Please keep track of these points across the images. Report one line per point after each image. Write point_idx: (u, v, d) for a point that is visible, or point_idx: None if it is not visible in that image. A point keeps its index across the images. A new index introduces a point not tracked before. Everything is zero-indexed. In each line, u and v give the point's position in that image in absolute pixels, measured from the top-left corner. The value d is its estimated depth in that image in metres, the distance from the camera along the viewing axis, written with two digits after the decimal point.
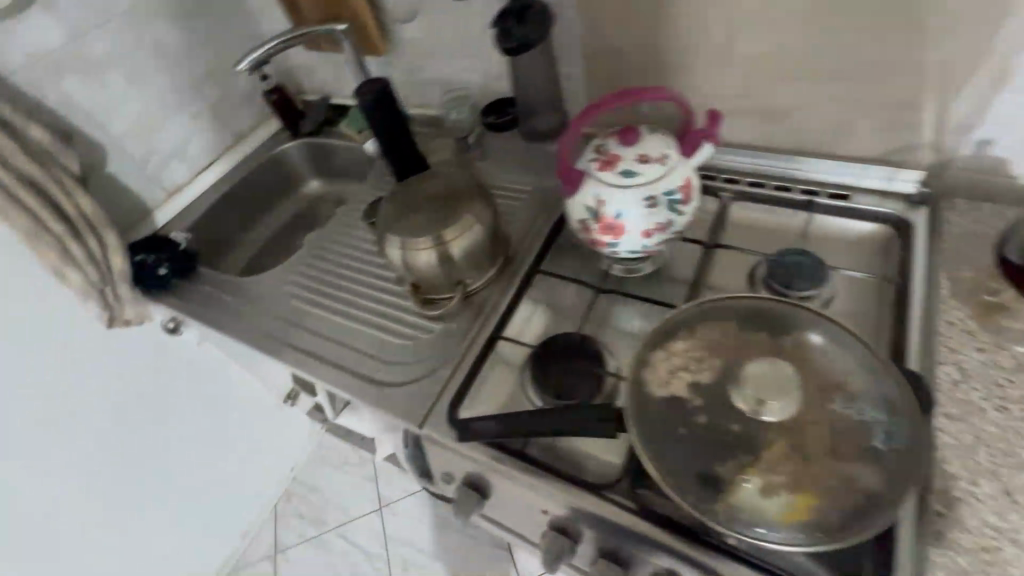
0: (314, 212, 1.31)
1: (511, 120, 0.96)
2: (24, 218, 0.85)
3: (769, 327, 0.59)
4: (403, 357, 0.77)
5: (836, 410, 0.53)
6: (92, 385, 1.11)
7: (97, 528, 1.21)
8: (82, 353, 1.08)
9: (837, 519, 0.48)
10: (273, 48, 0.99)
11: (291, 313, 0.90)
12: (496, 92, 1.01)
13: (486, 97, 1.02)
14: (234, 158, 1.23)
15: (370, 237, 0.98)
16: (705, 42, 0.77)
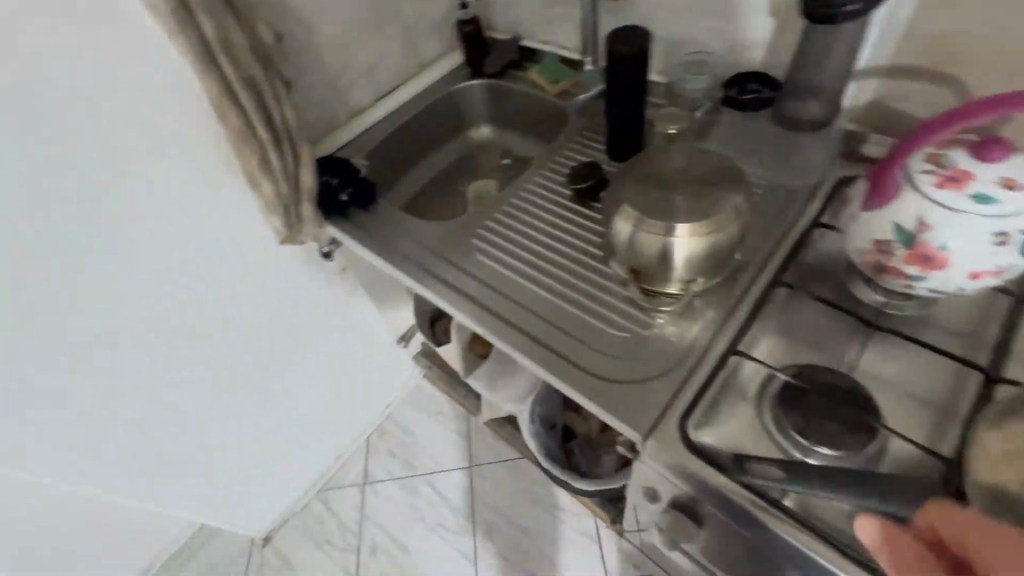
0: (479, 159, 1.24)
1: (754, 99, 0.85)
2: (237, 119, 0.82)
3: None
4: (616, 352, 0.71)
5: None
6: (227, 311, 1.10)
7: (233, 428, 1.26)
8: (223, 278, 1.06)
9: None
10: None
11: (480, 270, 0.86)
12: (742, 63, 0.87)
13: (727, 67, 0.89)
14: (415, 89, 1.17)
15: (565, 201, 0.90)
16: None
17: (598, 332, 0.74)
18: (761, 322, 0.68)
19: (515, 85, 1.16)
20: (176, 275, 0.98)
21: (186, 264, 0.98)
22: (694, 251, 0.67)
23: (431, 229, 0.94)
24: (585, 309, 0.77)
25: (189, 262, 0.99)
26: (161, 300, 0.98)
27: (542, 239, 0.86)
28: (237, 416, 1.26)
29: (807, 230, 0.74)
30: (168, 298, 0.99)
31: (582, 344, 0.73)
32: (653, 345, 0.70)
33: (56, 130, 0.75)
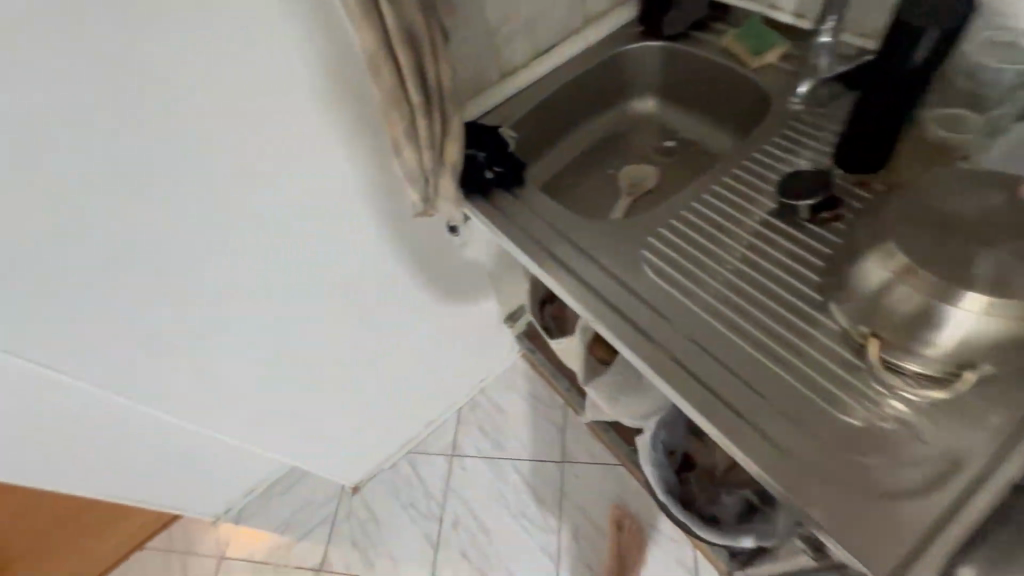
0: (636, 136, 1.06)
1: None
2: (391, 78, 0.71)
3: None
4: (837, 440, 0.56)
5: None
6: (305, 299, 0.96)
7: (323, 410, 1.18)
8: (302, 263, 0.91)
9: None
10: None
11: (647, 290, 0.70)
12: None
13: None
14: (576, 48, 1.00)
15: (763, 215, 0.72)
16: None
17: (808, 406, 0.59)
18: None
19: (700, 48, 0.95)
20: (300, 250, 0.90)
21: (309, 238, 0.89)
22: (979, 333, 0.50)
23: (588, 228, 0.79)
24: (790, 371, 0.61)
25: (313, 235, 0.90)
26: (280, 275, 0.90)
27: (735, 264, 0.69)
28: (336, 396, 1.18)
29: None
30: (288, 273, 0.91)
31: (788, 420, 0.58)
32: (889, 443, 0.55)
33: (165, 89, 0.64)
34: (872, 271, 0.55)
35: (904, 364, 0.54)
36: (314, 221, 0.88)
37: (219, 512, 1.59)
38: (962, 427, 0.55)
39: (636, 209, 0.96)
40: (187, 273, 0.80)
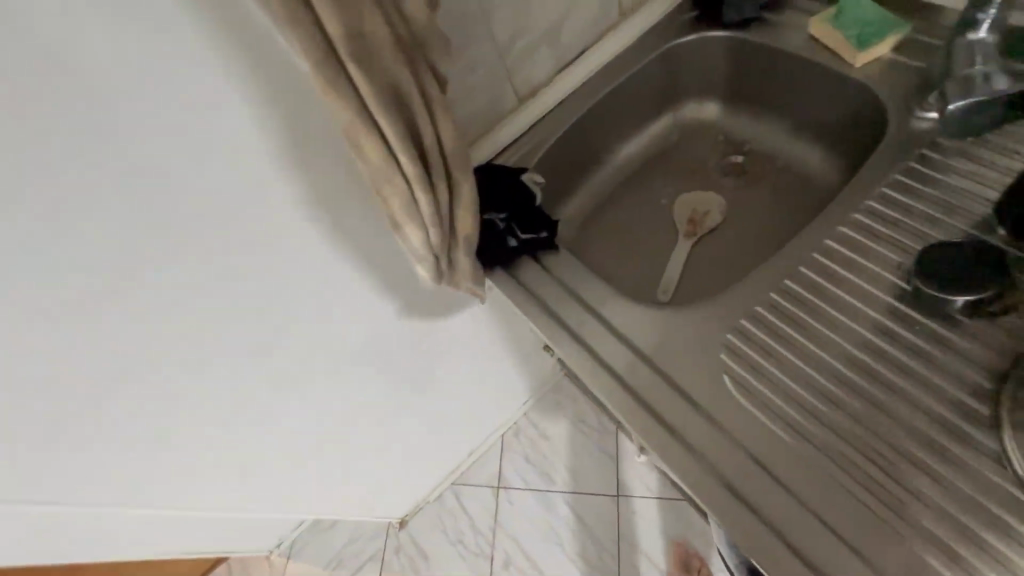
0: (687, 151, 0.85)
1: None
2: (376, 151, 0.54)
3: None
4: None
5: None
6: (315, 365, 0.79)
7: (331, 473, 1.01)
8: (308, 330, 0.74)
9: None
10: None
11: (724, 413, 0.52)
12: None
13: None
14: (613, 49, 0.79)
15: (885, 300, 0.52)
16: None
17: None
18: None
19: (775, 39, 0.73)
20: (331, 308, 0.74)
21: (336, 297, 0.74)
22: None
23: (640, 313, 0.60)
24: (943, 554, 0.42)
25: (344, 293, 0.74)
26: (313, 336, 0.75)
27: (842, 373, 0.50)
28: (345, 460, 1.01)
29: None
30: (324, 333, 0.77)
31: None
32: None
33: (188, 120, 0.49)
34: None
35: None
36: (344, 282, 0.73)
37: (271, 547, 1.57)
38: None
39: (695, 255, 0.76)
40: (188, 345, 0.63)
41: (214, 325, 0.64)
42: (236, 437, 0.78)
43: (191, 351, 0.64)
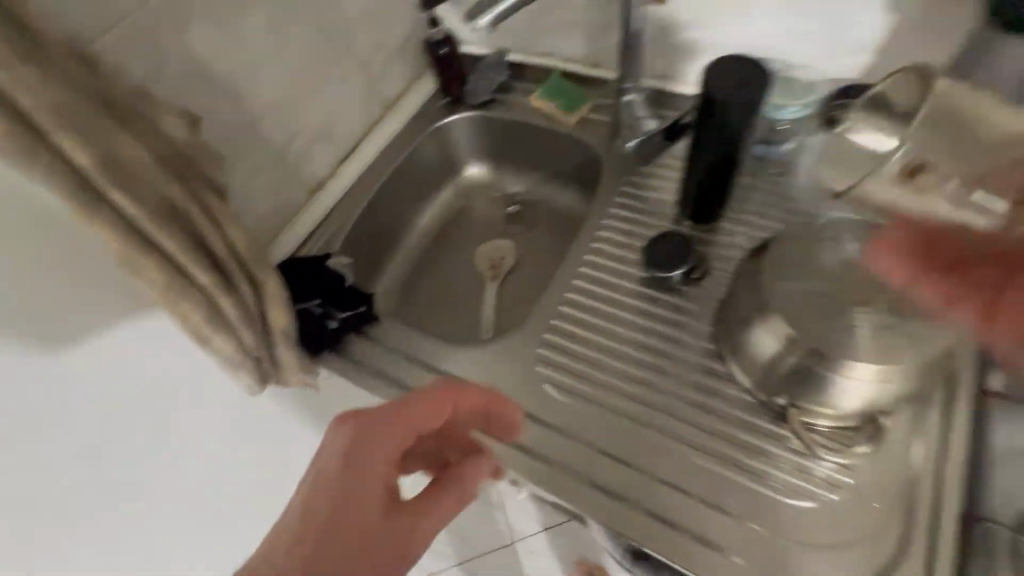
0: (475, 210, 0.99)
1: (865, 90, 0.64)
2: (161, 271, 0.52)
3: None
4: (813, 535, 0.52)
5: None
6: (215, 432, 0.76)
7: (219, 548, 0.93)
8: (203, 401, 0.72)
9: None
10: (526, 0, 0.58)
11: (554, 415, 0.62)
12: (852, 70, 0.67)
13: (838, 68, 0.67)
14: (384, 138, 0.90)
15: (641, 290, 0.68)
16: None
17: (760, 502, 0.54)
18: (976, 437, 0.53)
19: (511, 114, 0.91)
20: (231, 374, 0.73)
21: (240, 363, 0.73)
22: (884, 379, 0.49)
23: (465, 354, 0.68)
24: (720, 460, 0.57)
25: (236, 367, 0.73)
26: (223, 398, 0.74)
27: (627, 350, 0.64)
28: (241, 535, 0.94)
29: None
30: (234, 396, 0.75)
31: (755, 526, 0.53)
32: (841, 516, 0.52)
33: None
34: (761, 333, 0.54)
35: (813, 408, 0.53)
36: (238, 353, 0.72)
37: None
38: (893, 457, 0.54)
39: (504, 294, 0.88)
40: (67, 405, 0.59)
41: (93, 388, 0.60)
42: (119, 504, 0.72)
43: (65, 413, 0.59)
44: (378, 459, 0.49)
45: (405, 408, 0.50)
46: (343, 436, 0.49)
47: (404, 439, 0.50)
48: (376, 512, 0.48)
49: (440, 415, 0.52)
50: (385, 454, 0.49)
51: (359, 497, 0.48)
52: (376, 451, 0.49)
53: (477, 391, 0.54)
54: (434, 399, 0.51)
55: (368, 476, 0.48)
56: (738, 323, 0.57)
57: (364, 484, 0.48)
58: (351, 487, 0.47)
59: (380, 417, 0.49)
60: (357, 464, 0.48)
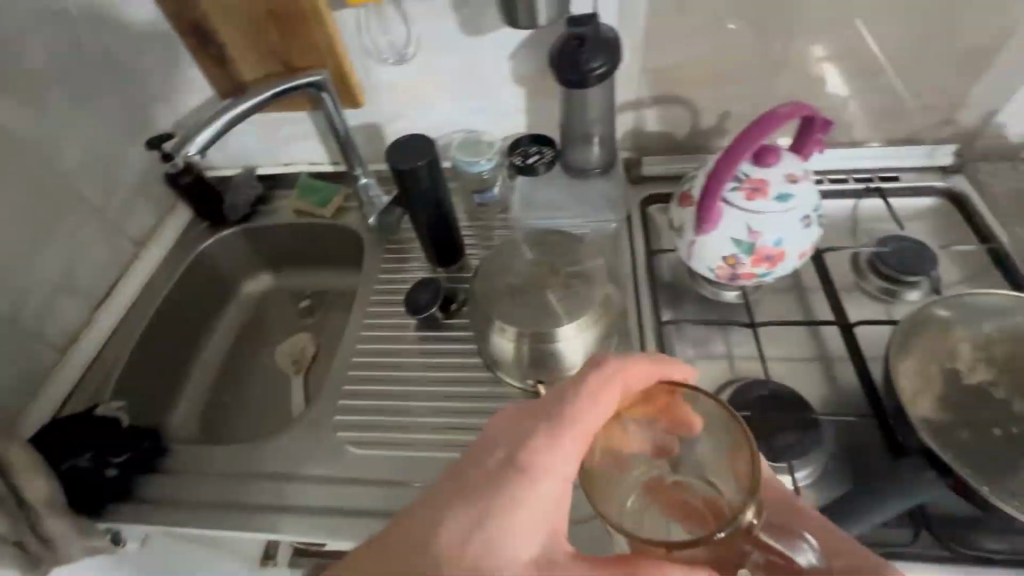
0: (268, 315, 1.01)
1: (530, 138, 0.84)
2: None
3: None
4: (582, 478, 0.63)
5: None
6: None
7: None
8: None
9: None
10: (221, 129, 0.70)
11: (360, 470, 0.66)
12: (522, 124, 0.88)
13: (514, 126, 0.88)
14: (144, 273, 0.89)
15: (421, 334, 0.76)
16: (751, 63, 0.76)
17: None
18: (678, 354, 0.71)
19: (274, 220, 0.97)
20: None
21: None
22: (587, 338, 0.63)
23: (268, 447, 0.70)
24: None
25: None
26: None
27: (411, 388, 0.71)
28: None
29: (647, 262, 0.78)
30: None
31: None
32: None
33: None
34: (498, 338, 0.64)
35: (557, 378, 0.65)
36: None
37: None
38: None
39: (311, 382, 0.90)
40: None
41: None
42: None
43: None
44: (545, 467, 0.40)
45: (590, 383, 0.42)
46: (508, 430, 0.43)
47: (583, 448, 0.41)
48: (545, 520, 0.39)
49: (643, 386, 0.43)
50: (560, 474, 0.40)
51: (519, 510, 0.39)
52: (562, 446, 0.40)
53: (644, 365, 0.43)
54: (594, 404, 0.41)
55: (534, 474, 0.40)
56: (481, 335, 0.66)
57: (524, 496, 0.39)
58: (504, 484, 0.40)
59: (542, 414, 0.42)
60: (521, 461, 0.40)
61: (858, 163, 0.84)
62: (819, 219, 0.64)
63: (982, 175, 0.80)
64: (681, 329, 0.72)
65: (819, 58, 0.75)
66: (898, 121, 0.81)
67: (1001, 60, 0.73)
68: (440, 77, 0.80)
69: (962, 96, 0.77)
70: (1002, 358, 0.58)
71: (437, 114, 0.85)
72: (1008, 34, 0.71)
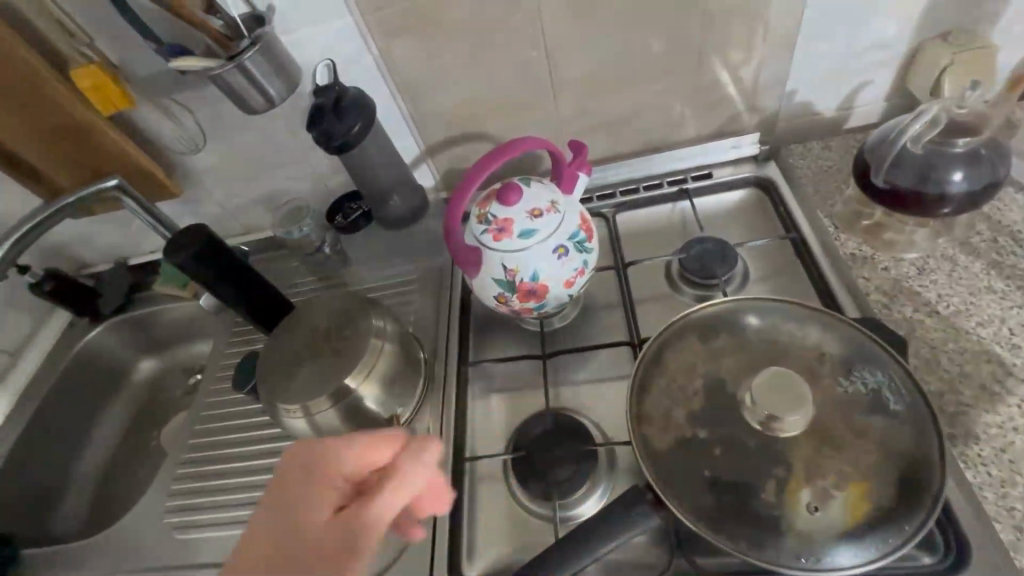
0: (157, 396, 1.06)
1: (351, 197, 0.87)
2: None
3: (788, 336, 0.55)
4: None
5: (843, 391, 0.51)
6: None
7: None
8: None
9: (887, 504, 0.46)
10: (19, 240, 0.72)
11: (183, 553, 0.69)
12: (344, 182, 0.89)
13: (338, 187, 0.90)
14: (22, 379, 0.94)
15: (257, 406, 0.80)
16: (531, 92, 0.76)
17: None
18: (484, 394, 0.71)
19: (145, 307, 1.00)
20: None
21: None
22: (372, 395, 0.64)
23: (109, 539, 0.73)
24: None
25: None
26: None
27: (234, 465, 0.74)
28: None
29: (464, 302, 0.79)
30: None
31: None
32: None
33: None
34: (290, 418, 0.63)
35: None
36: None
37: None
38: None
39: None
40: None
41: None
42: None
43: None
44: (330, 470, 0.46)
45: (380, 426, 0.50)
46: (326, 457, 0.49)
47: (360, 469, 0.47)
48: (319, 512, 0.44)
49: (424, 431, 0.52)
50: (338, 478, 0.46)
51: (297, 500, 0.44)
52: (351, 450, 0.47)
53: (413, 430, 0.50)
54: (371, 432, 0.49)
55: (323, 472, 0.46)
56: (275, 418, 0.65)
57: (310, 494, 0.45)
58: (300, 487, 0.45)
59: (335, 434, 0.49)
60: (314, 466, 0.46)
61: (671, 165, 0.83)
62: (578, 245, 0.63)
63: (791, 158, 0.79)
64: (487, 368, 0.73)
65: (598, 75, 0.74)
66: (700, 119, 0.80)
67: (771, 45, 0.72)
68: (245, 155, 0.83)
69: (748, 86, 0.76)
70: (761, 364, 0.55)
71: (258, 185, 0.88)
72: (768, 23, 0.70)
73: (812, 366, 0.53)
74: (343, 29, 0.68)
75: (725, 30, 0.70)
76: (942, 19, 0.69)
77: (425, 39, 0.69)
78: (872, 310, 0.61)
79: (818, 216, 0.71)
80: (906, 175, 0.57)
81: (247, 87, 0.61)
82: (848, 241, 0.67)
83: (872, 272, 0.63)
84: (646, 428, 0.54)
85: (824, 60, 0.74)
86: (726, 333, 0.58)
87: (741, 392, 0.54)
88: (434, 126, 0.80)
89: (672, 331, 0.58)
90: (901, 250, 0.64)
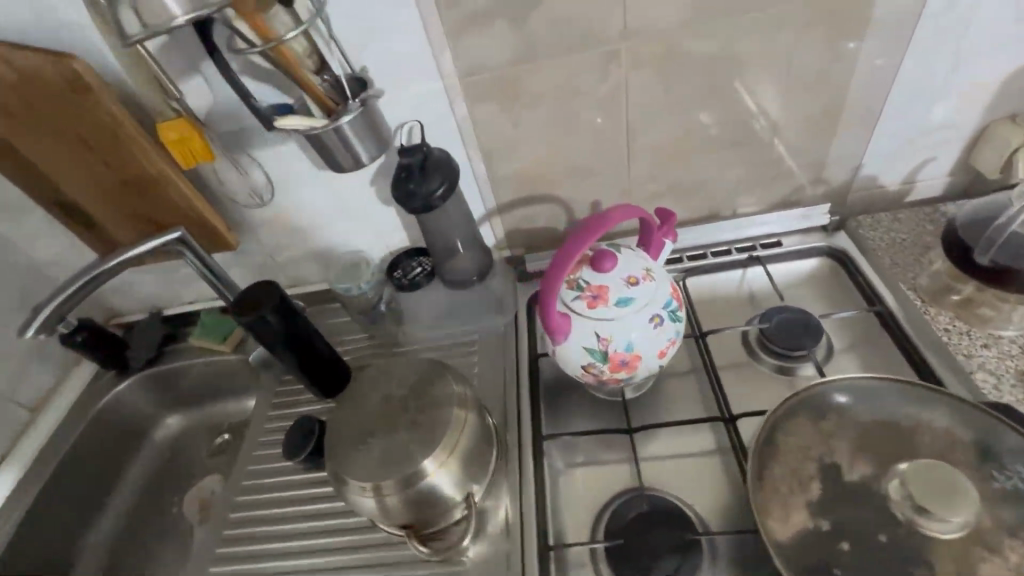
0: (178, 457, 0.98)
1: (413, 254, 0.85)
2: None
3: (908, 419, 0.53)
4: None
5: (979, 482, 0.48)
6: None
7: None
8: None
9: None
10: (73, 289, 0.68)
11: None
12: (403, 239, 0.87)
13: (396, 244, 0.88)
14: (38, 436, 0.86)
15: (306, 476, 0.73)
16: (608, 157, 0.76)
17: None
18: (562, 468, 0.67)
19: (178, 361, 0.95)
20: None
21: None
22: (452, 475, 0.58)
23: None
24: None
25: None
26: None
27: (281, 545, 0.67)
28: None
29: (534, 367, 0.75)
30: None
31: None
32: None
33: None
34: (361, 497, 0.58)
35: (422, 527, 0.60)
36: None
37: None
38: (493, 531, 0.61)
39: None
40: None
41: None
42: None
43: None
44: None
45: None
46: None
47: None
48: None
49: None
50: None
51: None
52: None
53: None
54: None
55: None
56: (342, 496, 0.59)
57: None
58: None
59: None
60: None
61: (740, 232, 0.83)
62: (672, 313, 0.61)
63: (862, 229, 0.79)
64: (563, 441, 0.69)
65: (674, 142, 0.75)
66: (768, 187, 0.80)
67: (846, 120, 0.73)
68: (308, 210, 0.81)
69: (820, 158, 0.77)
70: (883, 450, 0.52)
71: (316, 240, 0.85)
72: (846, 100, 0.71)
73: (941, 456, 0.50)
74: (432, 92, 0.68)
75: (804, 105, 0.72)
76: (1012, 102, 0.71)
77: (511, 103, 0.69)
78: (980, 391, 0.59)
79: (903, 290, 0.70)
80: (1015, 257, 0.57)
81: (341, 146, 0.60)
82: (940, 316, 0.66)
83: (973, 349, 0.62)
84: (767, 518, 0.50)
85: (895, 137, 0.75)
86: (840, 414, 0.54)
87: (866, 481, 0.50)
88: (506, 186, 0.79)
89: (781, 410, 0.55)
90: (997, 327, 0.63)
